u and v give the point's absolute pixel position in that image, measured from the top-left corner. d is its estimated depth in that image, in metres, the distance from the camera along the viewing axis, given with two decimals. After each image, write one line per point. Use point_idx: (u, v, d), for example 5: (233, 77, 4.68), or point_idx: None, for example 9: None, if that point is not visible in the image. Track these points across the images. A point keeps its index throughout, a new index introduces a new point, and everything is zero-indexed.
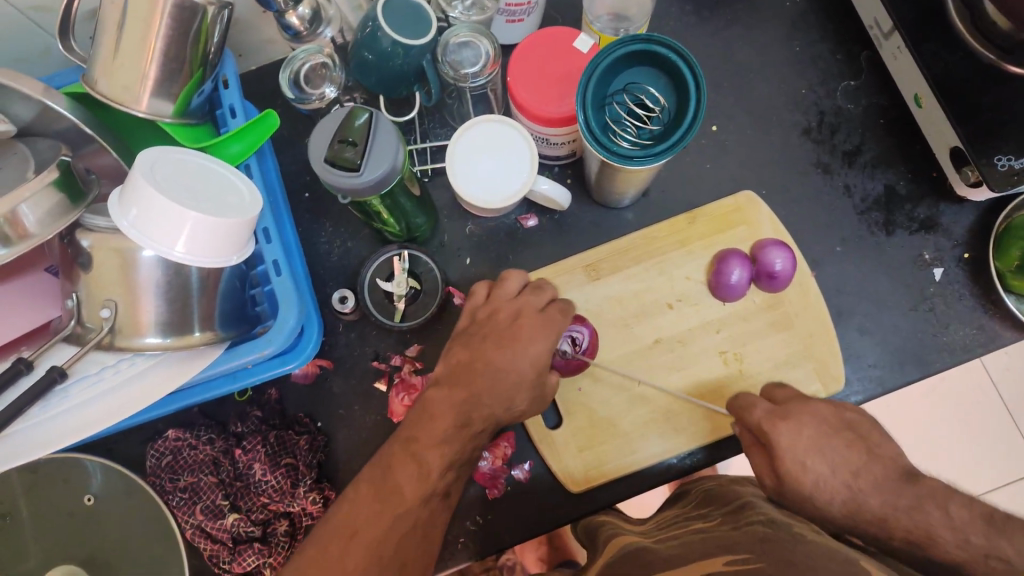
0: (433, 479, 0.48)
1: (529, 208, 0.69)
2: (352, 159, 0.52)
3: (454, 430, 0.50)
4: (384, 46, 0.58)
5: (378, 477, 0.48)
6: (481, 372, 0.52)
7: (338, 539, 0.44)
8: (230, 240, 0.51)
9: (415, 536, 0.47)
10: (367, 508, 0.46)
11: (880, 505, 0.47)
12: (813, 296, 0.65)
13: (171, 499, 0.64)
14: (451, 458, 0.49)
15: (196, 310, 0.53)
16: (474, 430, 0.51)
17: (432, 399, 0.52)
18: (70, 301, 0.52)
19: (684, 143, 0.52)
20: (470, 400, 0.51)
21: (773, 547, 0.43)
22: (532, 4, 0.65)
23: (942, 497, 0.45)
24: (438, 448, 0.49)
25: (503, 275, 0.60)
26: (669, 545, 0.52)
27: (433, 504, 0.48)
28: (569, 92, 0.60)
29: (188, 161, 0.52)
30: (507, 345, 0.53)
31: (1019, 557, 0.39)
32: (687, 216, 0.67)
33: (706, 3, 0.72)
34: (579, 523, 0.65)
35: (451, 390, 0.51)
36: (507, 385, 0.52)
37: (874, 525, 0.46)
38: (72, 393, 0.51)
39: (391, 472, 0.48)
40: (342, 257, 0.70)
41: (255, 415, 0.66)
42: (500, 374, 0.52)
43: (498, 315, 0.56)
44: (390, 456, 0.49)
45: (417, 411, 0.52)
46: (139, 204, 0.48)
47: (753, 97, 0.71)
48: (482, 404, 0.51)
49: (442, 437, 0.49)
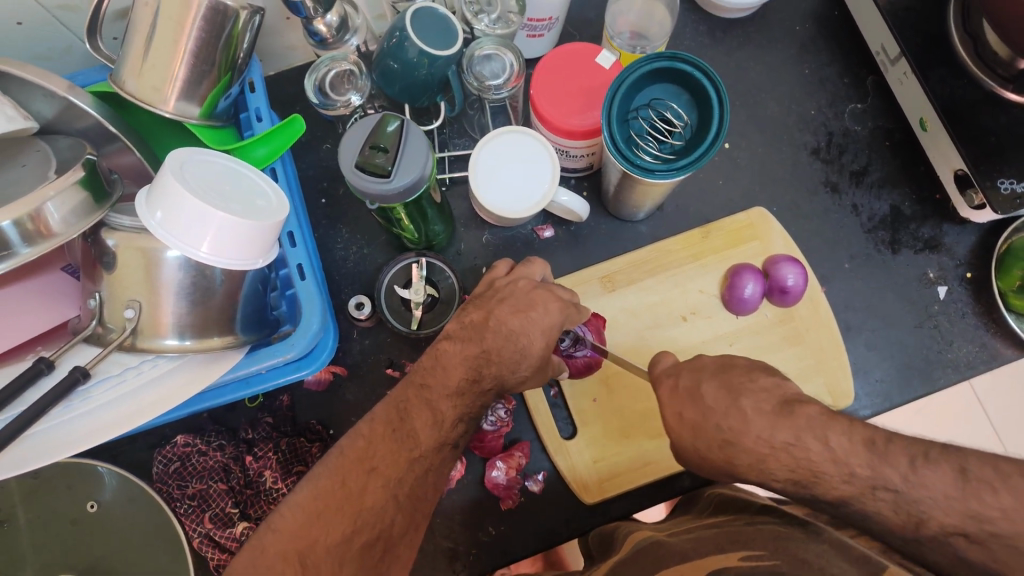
0: (447, 427, 0.48)
1: (546, 219, 0.70)
2: (383, 165, 0.52)
3: (465, 383, 0.49)
4: (410, 56, 0.59)
5: (394, 415, 0.47)
6: (493, 330, 0.51)
7: (354, 472, 0.43)
8: (257, 243, 0.50)
9: (424, 479, 0.47)
10: (384, 445, 0.45)
11: (756, 443, 0.43)
12: (823, 312, 0.67)
13: (178, 507, 0.63)
14: (462, 410, 0.49)
15: (218, 313, 0.53)
16: (484, 387, 0.50)
17: (444, 351, 0.50)
18: (92, 301, 0.52)
19: (707, 157, 0.54)
20: (481, 356, 0.50)
21: (786, 545, 0.44)
22: (553, 20, 0.66)
23: (819, 425, 0.42)
24: (452, 399, 0.49)
25: (527, 259, 0.60)
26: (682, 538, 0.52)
27: (444, 453, 0.48)
28: (592, 106, 0.61)
29: (215, 163, 0.52)
30: (524, 312, 0.52)
31: (905, 485, 0.39)
32: (702, 230, 0.69)
33: (719, 24, 0.74)
34: (590, 534, 0.63)
35: (464, 343, 0.50)
36: (516, 348, 0.51)
37: (755, 467, 0.44)
38: (93, 394, 0.50)
39: (407, 415, 0.47)
40: (357, 263, 0.70)
41: (266, 421, 0.66)
42: (512, 337, 0.51)
43: (516, 284, 0.55)
44: (404, 399, 0.48)
45: (428, 357, 0.51)
46: (167, 204, 0.48)
47: (764, 115, 0.73)
48: (492, 362, 0.50)
49: (456, 389, 0.49)
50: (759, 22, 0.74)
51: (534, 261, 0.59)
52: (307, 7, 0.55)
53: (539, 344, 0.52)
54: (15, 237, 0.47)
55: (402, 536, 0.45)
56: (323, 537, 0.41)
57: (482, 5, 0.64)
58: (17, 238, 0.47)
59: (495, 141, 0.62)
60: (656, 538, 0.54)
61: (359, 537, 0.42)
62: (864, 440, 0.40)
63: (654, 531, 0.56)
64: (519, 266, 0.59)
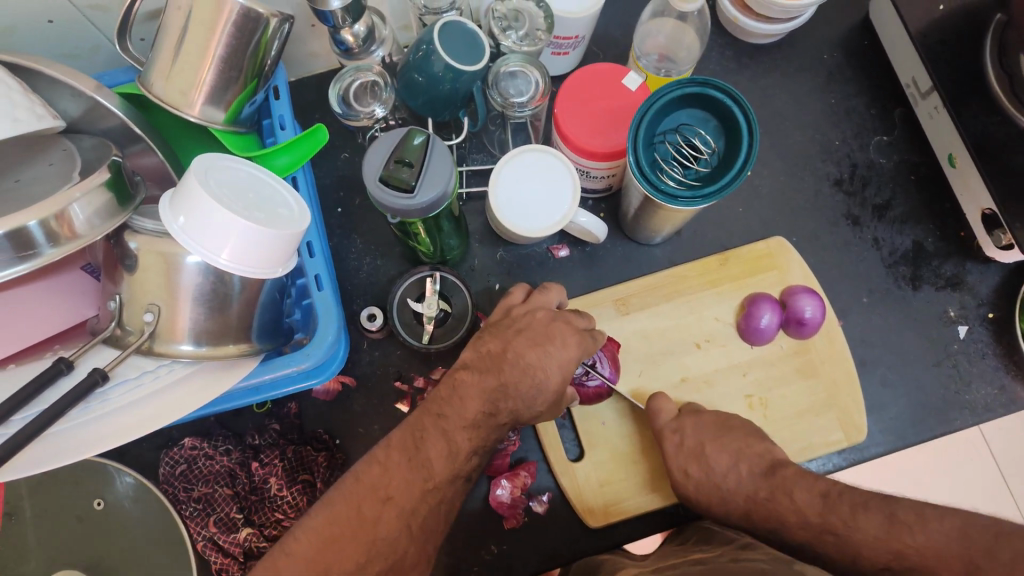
0: (460, 460, 0.48)
1: (561, 238, 0.70)
2: (407, 179, 0.52)
3: (482, 416, 0.49)
4: (435, 70, 0.59)
5: (409, 444, 0.47)
6: (510, 362, 0.51)
7: (369, 500, 0.44)
8: (277, 252, 0.50)
9: (437, 509, 0.47)
10: (399, 475, 0.45)
11: None
12: (839, 346, 0.66)
13: (183, 509, 0.62)
14: (476, 442, 0.49)
15: (234, 319, 0.52)
16: (499, 421, 0.51)
17: (461, 380, 0.50)
18: (112, 303, 0.52)
19: (732, 187, 0.53)
20: (499, 390, 0.50)
21: None
22: (580, 38, 0.66)
23: None
24: (467, 431, 0.49)
25: (544, 286, 0.60)
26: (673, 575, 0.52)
27: (456, 484, 0.48)
28: (617, 127, 0.61)
29: (240, 171, 0.52)
30: (541, 345, 0.53)
31: None
32: (719, 257, 0.68)
33: (746, 49, 0.73)
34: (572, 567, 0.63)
35: (481, 374, 0.50)
36: (532, 384, 0.51)
37: None
38: (110, 396, 0.50)
39: (422, 444, 0.47)
40: (371, 274, 0.69)
41: (273, 428, 0.65)
42: (530, 371, 0.51)
43: (535, 315, 0.55)
44: (420, 428, 0.48)
45: (444, 385, 0.50)
46: (190, 211, 0.48)
47: (787, 144, 0.72)
48: (510, 396, 0.50)
49: (471, 421, 0.49)
50: (786, 49, 0.74)
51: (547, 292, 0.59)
52: (335, 16, 0.55)
53: (556, 378, 0.52)
54: (40, 238, 0.47)
55: (413, 565, 0.45)
56: (337, 564, 0.41)
57: (510, 21, 0.64)
58: (42, 239, 0.47)
59: (517, 160, 0.62)
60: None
61: (371, 566, 0.42)
62: None
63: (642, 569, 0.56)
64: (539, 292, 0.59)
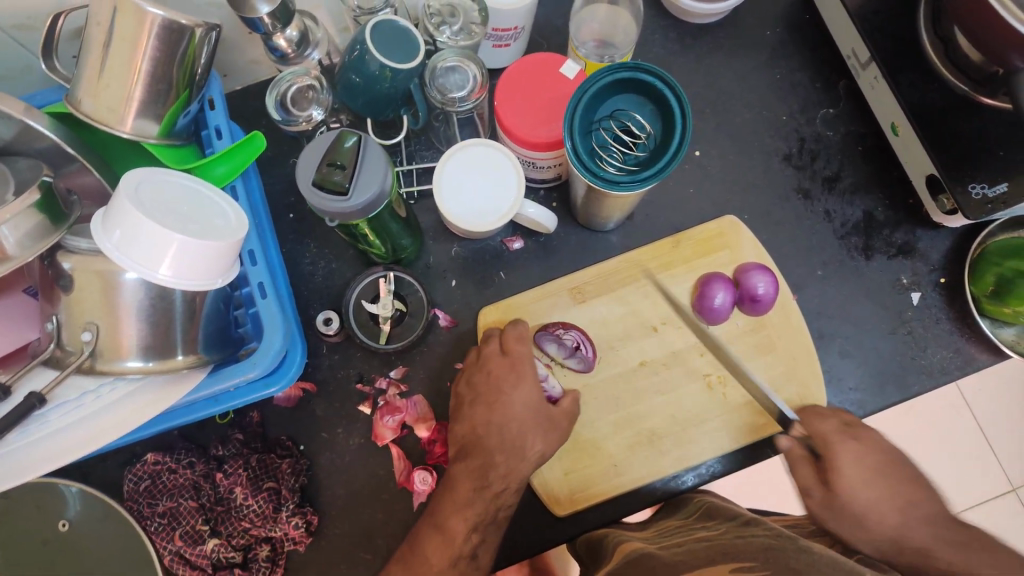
0: (457, 542, 0.53)
1: (515, 230, 0.70)
2: (341, 182, 0.52)
3: (473, 492, 0.55)
4: (371, 69, 0.58)
5: (412, 555, 0.53)
6: (485, 434, 0.57)
7: None
8: (215, 263, 0.51)
9: None
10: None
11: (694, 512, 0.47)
12: (796, 321, 0.67)
13: (149, 525, 0.63)
14: (474, 520, 0.54)
15: (179, 334, 0.53)
16: (496, 489, 0.56)
17: (453, 474, 0.57)
18: (51, 324, 0.52)
19: (669, 170, 0.54)
20: (482, 464, 0.56)
21: (777, 556, 0.46)
22: (519, 29, 0.65)
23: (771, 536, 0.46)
24: (461, 514, 0.54)
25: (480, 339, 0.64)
26: (673, 553, 0.52)
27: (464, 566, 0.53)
28: (556, 116, 0.61)
29: (174, 184, 0.52)
30: (498, 401, 0.58)
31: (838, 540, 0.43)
32: (673, 239, 0.68)
33: (688, 29, 0.73)
34: (578, 540, 0.64)
35: (465, 460, 0.57)
36: (513, 436, 0.57)
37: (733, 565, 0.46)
38: (50, 419, 0.49)
39: (421, 544, 0.53)
40: (326, 278, 0.69)
41: (237, 438, 0.65)
42: (502, 428, 0.57)
43: (475, 381, 0.61)
44: (419, 533, 0.54)
45: (441, 487, 0.57)
46: (123, 227, 0.48)
47: (736, 122, 0.72)
48: (494, 463, 0.56)
49: (464, 502, 0.55)
50: (729, 26, 0.73)
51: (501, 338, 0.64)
52: (264, 23, 0.54)
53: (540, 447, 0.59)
54: None
55: None
56: None
57: (444, 16, 0.63)
58: None
59: (471, 161, 0.61)
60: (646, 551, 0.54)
61: None
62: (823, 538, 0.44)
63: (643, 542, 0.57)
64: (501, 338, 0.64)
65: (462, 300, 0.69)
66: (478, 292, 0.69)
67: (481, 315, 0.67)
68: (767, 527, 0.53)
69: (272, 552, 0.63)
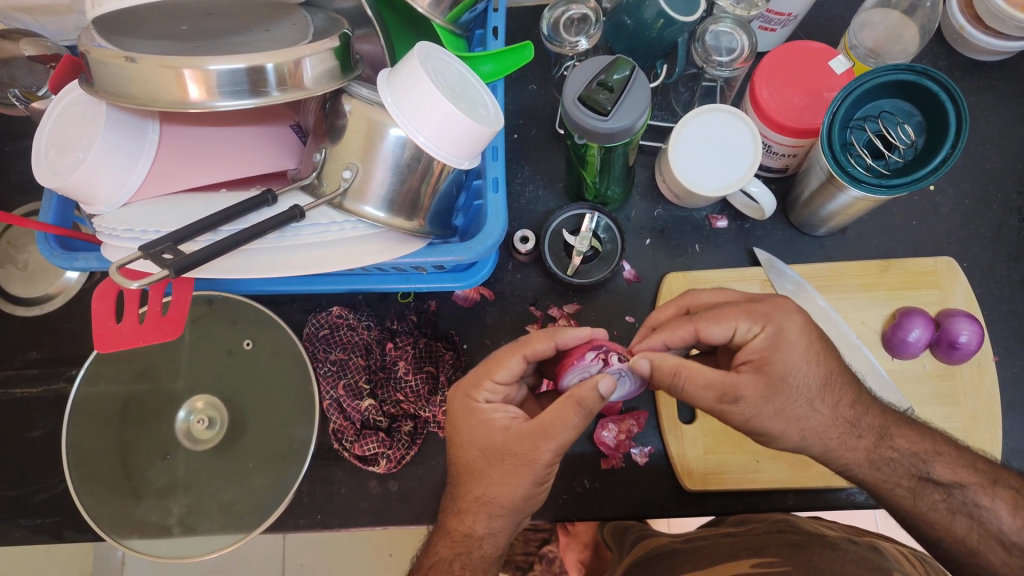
0: (480, 521, 0.52)
1: (723, 209, 0.70)
2: (603, 102, 0.54)
3: (489, 462, 0.51)
4: (647, 16, 0.63)
5: (450, 519, 0.54)
6: (468, 421, 0.52)
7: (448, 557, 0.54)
8: (471, 143, 0.54)
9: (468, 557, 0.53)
10: (454, 551, 0.53)
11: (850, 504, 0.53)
12: (989, 382, 0.64)
13: (319, 368, 0.69)
14: (482, 505, 0.52)
15: (420, 201, 0.58)
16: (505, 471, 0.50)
17: (465, 448, 0.52)
18: (317, 155, 0.57)
19: (925, 183, 0.52)
20: (482, 461, 0.51)
21: (801, 554, 0.52)
22: (792, 17, 0.65)
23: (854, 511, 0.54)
24: (481, 491, 0.51)
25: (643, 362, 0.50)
26: (695, 546, 0.60)
27: (489, 543, 0.53)
28: (813, 106, 0.60)
29: (452, 62, 0.55)
30: (484, 384, 0.52)
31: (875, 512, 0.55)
32: (881, 264, 0.66)
33: (962, 63, 0.71)
34: (609, 523, 0.71)
35: (474, 439, 0.52)
36: (488, 430, 0.51)
37: (771, 547, 0.54)
38: (303, 233, 0.56)
39: (460, 517, 0.53)
40: (531, 201, 0.73)
41: (411, 317, 0.70)
42: (489, 429, 0.51)
43: (500, 369, 0.52)
44: (457, 505, 0.53)
45: (468, 445, 0.52)
46: (409, 84, 0.52)
47: (983, 168, 0.70)
48: (497, 460, 0.50)
49: (477, 480, 0.52)
50: (1005, 72, 0.71)
51: (701, 312, 0.52)
52: None
53: (516, 490, 0.50)
54: (272, 80, 0.51)
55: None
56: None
57: None
58: (273, 81, 0.51)
59: (725, 126, 0.62)
60: (670, 546, 0.62)
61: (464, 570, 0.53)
62: (908, 483, 0.53)
63: (671, 539, 0.64)
64: (699, 321, 0.51)
65: (651, 259, 0.70)
66: (669, 255, 0.70)
67: (668, 279, 0.68)
68: (797, 530, 0.57)
69: (413, 429, 0.67)
